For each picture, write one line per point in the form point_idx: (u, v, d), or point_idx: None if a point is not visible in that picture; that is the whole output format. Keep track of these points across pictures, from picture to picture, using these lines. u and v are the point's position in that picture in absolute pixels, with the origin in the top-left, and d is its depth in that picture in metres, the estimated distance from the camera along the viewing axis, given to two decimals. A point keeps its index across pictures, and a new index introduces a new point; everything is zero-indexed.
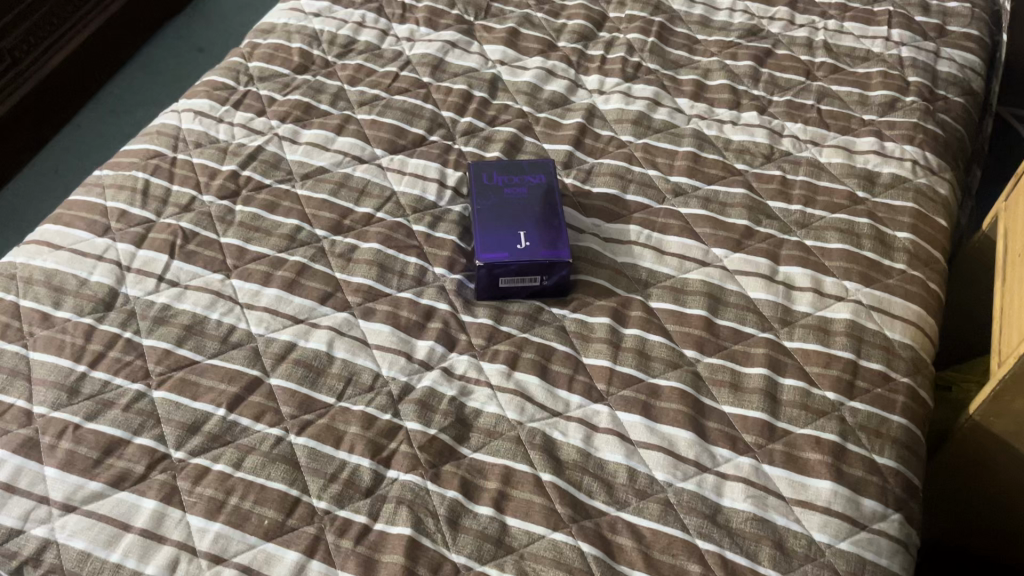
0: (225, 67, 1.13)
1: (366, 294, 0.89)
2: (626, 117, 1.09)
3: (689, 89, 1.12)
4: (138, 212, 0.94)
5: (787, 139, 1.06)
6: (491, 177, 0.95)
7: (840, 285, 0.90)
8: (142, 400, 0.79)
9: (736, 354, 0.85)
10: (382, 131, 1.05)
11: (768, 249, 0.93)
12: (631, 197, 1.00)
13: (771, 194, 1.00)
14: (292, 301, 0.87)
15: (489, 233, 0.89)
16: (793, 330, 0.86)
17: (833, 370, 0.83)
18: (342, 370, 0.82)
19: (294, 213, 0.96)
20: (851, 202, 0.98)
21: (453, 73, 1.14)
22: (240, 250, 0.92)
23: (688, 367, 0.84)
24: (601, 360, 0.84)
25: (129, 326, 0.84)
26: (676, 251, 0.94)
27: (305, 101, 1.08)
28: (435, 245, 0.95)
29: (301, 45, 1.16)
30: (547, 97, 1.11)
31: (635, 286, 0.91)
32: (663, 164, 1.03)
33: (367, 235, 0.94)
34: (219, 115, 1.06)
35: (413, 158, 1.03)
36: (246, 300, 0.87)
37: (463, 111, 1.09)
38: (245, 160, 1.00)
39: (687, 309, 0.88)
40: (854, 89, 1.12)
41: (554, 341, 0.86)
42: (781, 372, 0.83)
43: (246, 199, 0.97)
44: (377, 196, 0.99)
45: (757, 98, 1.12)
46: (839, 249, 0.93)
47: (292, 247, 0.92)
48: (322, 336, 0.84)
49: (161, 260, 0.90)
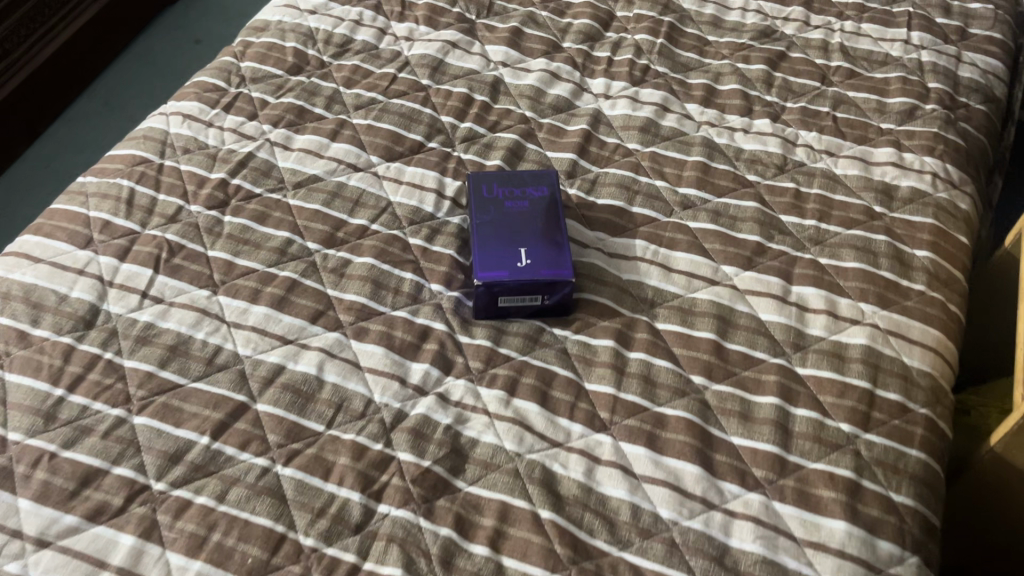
0: (215, 67, 1.08)
1: (359, 313, 0.85)
2: (633, 124, 1.04)
3: (699, 94, 1.08)
4: (121, 223, 0.90)
5: (801, 148, 1.01)
6: (491, 189, 0.91)
7: (856, 307, 0.86)
8: (122, 427, 0.75)
9: (747, 381, 0.81)
10: (378, 136, 1.01)
11: (780, 268, 0.89)
12: (637, 209, 0.96)
13: (784, 208, 0.95)
14: (281, 320, 0.83)
15: (488, 249, 0.85)
16: (806, 356, 0.82)
17: (848, 400, 0.79)
18: (332, 395, 0.78)
19: (285, 225, 0.92)
20: (867, 216, 0.94)
21: (454, 75, 1.09)
22: (228, 264, 0.88)
23: (695, 395, 0.80)
24: (604, 387, 0.80)
25: (110, 346, 0.80)
26: (683, 269, 0.90)
27: (298, 104, 1.04)
28: (432, 259, 0.90)
29: (295, 44, 1.11)
30: (550, 101, 1.07)
31: (640, 306, 0.87)
32: (672, 174, 0.99)
33: (361, 248, 0.90)
34: (209, 118, 1.01)
35: (411, 166, 0.99)
36: (233, 319, 0.83)
37: (463, 116, 1.05)
38: (235, 168, 0.96)
39: (695, 331, 0.84)
40: (871, 96, 1.07)
41: (555, 365, 0.82)
42: (792, 401, 0.79)
43: (235, 209, 0.93)
44: (372, 207, 0.94)
45: (770, 104, 1.07)
46: (854, 268, 0.89)
47: (282, 262, 0.88)
48: (312, 358, 0.81)
49: (145, 275, 0.86)
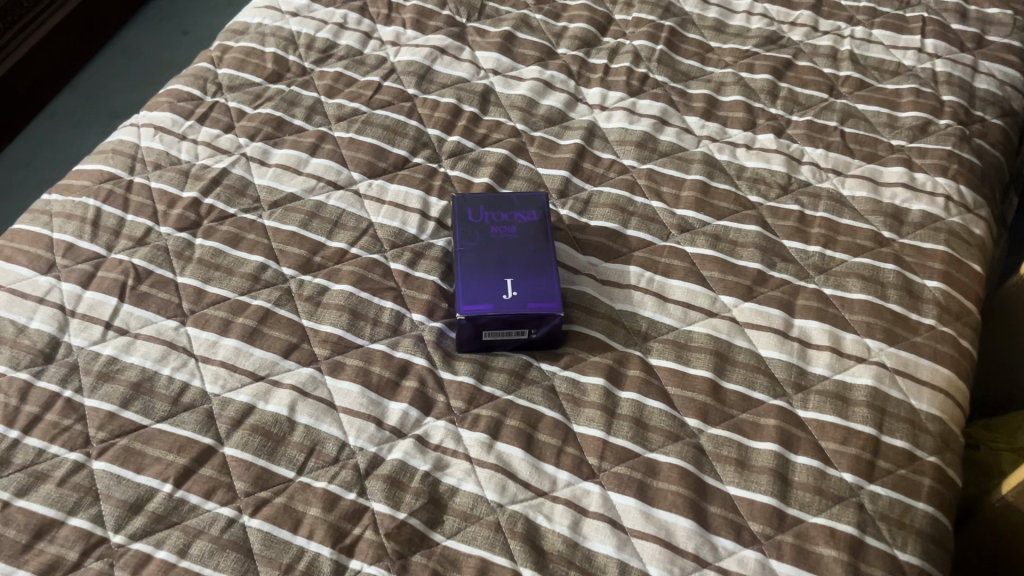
0: (191, 74, 1.03)
1: (335, 346, 0.80)
2: (629, 139, 0.99)
3: (700, 106, 1.02)
4: (86, 246, 0.85)
5: (807, 167, 0.96)
6: (477, 212, 0.86)
7: (861, 343, 0.81)
8: (80, 473, 0.71)
9: (744, 425, 0.76)
10: (360, 151, 0.96)
11: (782, 299, 0.84)
12: (632, 232, 0.91)
13: (787, 232, 0.90)
14: (252, 354, 0.79)
15: (471, 280, 0.80)
16: (808, 398, 0.77)
17: (852, 447, 0.74)
18: (304, 438, 0.74)
19: (259, 249, 0.87)
20: (876, 243, 0.89)
21: (442, 84, 1.04)
22: (197, 292, 0.83)
23: (689, 440, 0.75)
24: (593, 430, 0.76)
25: (70, 383, 0.76)
26: (680, 299, 0.85)
27: (277, 115, 0.99)
28: (414, 287, 0.86)
29: (276, 50, 1.06)
30: (543, 113, 1.02)
31: (634, 339, 0.82)
32: (669, 194, 0.94)
33: (339, 274, 0.86)
34: (182, 131, 0.96)
35: (394, 184, 0.93)
36: (202, 353, 0.79)
37: (450, 129, 0.99)
38: (208, 185, 0.91)
39: (691, 369, 0.79)
40: (882, 109, 1.01)
41: (541, 405, 0.77)
42: (792, 448, 0.74)
43: (208, 231, 0.88)
44: (352, 228, 0.89)
45: (775, 117, 1.01)
46: (861, 300, 0.84)
47: (255, 289, 0.84)
48: (283, 397, 0.76)
49: (109, 304, 0.81)
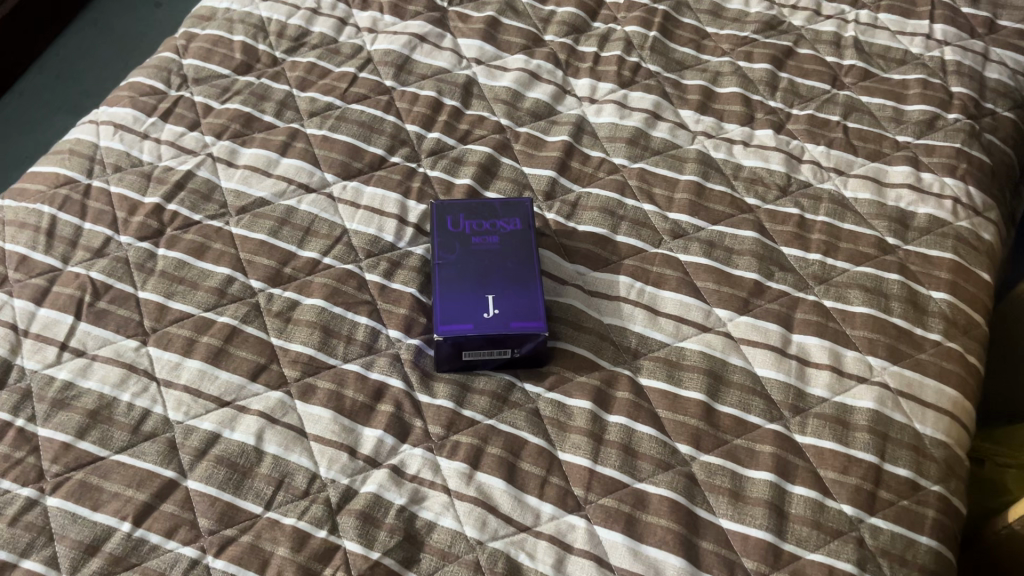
0: (154, 65, 0.97)
1: (306, 367, 0.76)
2: (620, 135, 0.93)
3: (694, 98, 0.97)
4: (40, 258, 0.80)
5: (807, 166, 0.91)
6: (456, 221, 0.81)
7: (863, 361, 0.76)
8: (33, 510, 0.67)
9: (739, 452, 0.72)
10: (334, 150, 0.90)
11: (780, 312, 0.80)
12: (622, 239, 0.86)
13: (786, 238, 0.85)
14: (217, 378, 0.74)
15: (450, 296, 0.75)
16: (806, 421, 0.73)
17: (852, 477, 0.70)
18: (273, 470, 0.70)
19: (225, 259, 0.82)
20: (879, 250, 0.84)
21: (421, 75, 0.98)
22: (160, 308, 0.78)
23: (680, 469, 0.71)
24: (578, 458, 0.71)
25: (22, 411, 0.71)
26: (672, 313, 0.80)
27: (245, 110, 0.93)
28: (390, 300, 0.81)
29: (244, 38, 0.99)
30: (529, 106, 0.96)
31: (622, 356, 0.78)
32: (661, 196, 0.89)
33: (311, 287, 0.81)
34: (144, 129, 0.90)
35: (370, 186, 0.88)
36: (164, 376, 0.74)
37: (430, 125, 0.94)
38: (172, 190, 0.86)
39: (683, 390, 0.75)
40: (887, 102, 0.96)
41: (525, 431, 0.73)
42: (790, 478, 0.70)
43: (171, 240, 0.82)
44: (324, 236, 0.84)
45: (774, 111, 0.96)
46: (863, 314, 0.79)
47: (221, 305, 0.79)
48: (250, 425, 0.72)
49: (65, 323, 0.76)
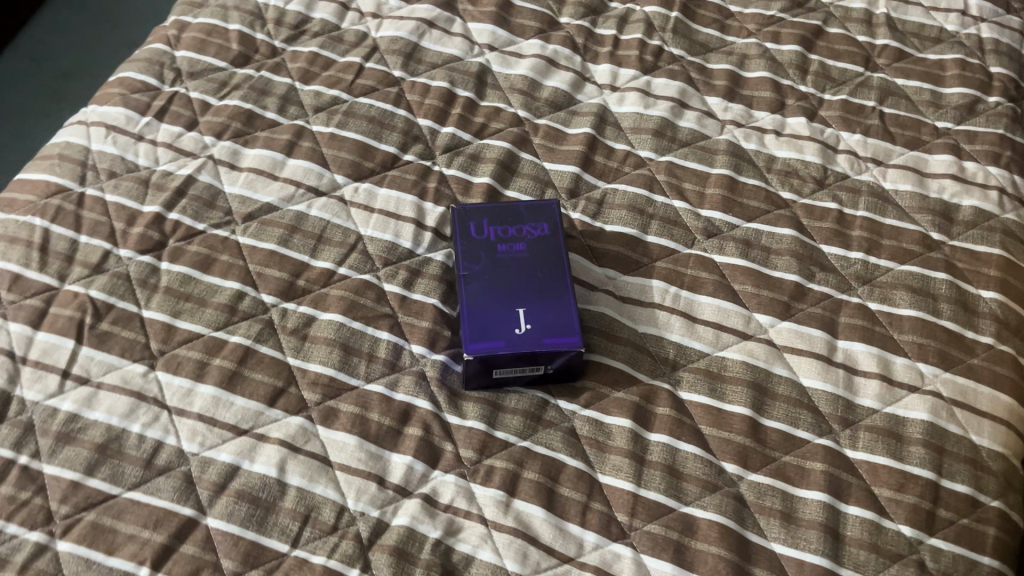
0: (144, 58, 0.90)
1: (326, 389, 0.71)
2: (645, 126, 0.88)
3: (721, 84, 0.91)
4: (35, 277, 0.74)
5: (843, 156, 0.86)
6: (480, 226, 0.75)
7: (913, 369, 0.73)
8: (43, 557, 0.62)
9: (789, 470, 0.68)
10: (343, 149, 0.85)
11: (824, 317, 0.76)
12: (653, 239, 0.81)
13: (825, 236, 0.81)
14: (233, 404, 0.69)
15: (478, 311, 0.70)
16: (857, 436, 0.70)
17: (909, 496, 0.67)
18: (297, 504, 0.65)
19: (234, 272, 0.76)
20: (924, 247, 0.80)
21: (431, 64, 0.92)
22: (167, 328, 0.73)
23: (729, 490, 0.67)
24: (621, 482, 0.68)
25: (25, 447, 0.66)
26: (711, 320, 0.76)
27: (246, 107, 0.87)
28: (412, 312, 0.76)
29: (240, 27, 0.93)
30: (547, 96, 0.90)
31: (660, 368, 0.74)
32: (692, 191, 0.84)
33: (326, 301, 0.76)
34: (138, 130, 0.84)
35: (384, 188, 0.83)
36: (176, 403, 0.69)
37: (443, 119, 0.88)
38: (172, 198, 0.80)
39: (726, 405, 0.71)
40: (924, 84, 0.91)
41: (562, 453, 0.69)
42: (843, 497, 0.67)
43: (174, 252, 0.77)
44: (338, 243, 0.79)
45: (806, 96, 0.91)
46: (911, 317, 0.75)
47: (232, 323, 0.74)
48: (271, 455, 0.67)
49: (66, 347, 0.71)
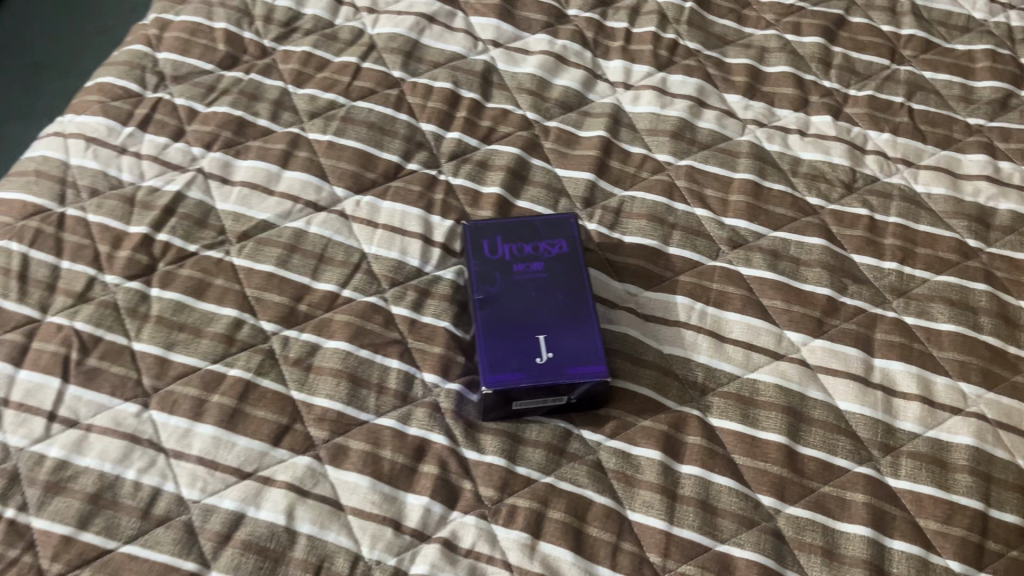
0: (123, 61, 0.84)
1: (335, 425, 0.66)
2: (663, 127, 0.83)
3: (741, 80, 0.87)
4: (14, 309, 0.69)
5: (871, 157, 0.82)
6: (494, 245, 0.70)
7: (956, 389, 0.69)
8: None
9: (829, 502, 0.64)
10: (341, 159, 0.79)
11: (859, 334, 0.72)
12: (675, 251, 0.76)
13: (856, 244, 0.77)
14: (235, 445, 0.65)
15: (495, 338, 0.66)
16: (899, 463, 0.66)
17: (957, 528, 0.63)
18: (308, 554, 0.61)
19: (230, 298, 0.71)
20: (961, 255, 0.76)
21: (433, 63, 0.87)
22: (160, 362, 0.68)
23: (766, 526, 0.63)
24: (652, 520, 0.64)
25: (11, 499, 0.61)
26: (740, 338, 0.72)
27: (236, 114, 0.81)
28: (422, 337, 0.71)
29: (227, 25, 0.87)
30: (557, 96, 0.85)
31: (688, 393, 0.69)
32: (714, 198, 0.79)
33: (331, 327, 0.71)
34: (120, 141, 0.78)
35: (387, 201, 0.78)
36: (173, 446, 0.64)
37: (448, 123, 0.83)
38: (160, 217, 0.74)
39: (760, 432, 0.67)
40: (954, 78, 0.87)
41: (588, 489, 0.65)
42: (887, 531, 0.63)
43: (165, 278, 0.72)
44: (340, 263, 0.74)
45: (830, 92, 0.86)
46: (951, 332, 0.72)
47: (230, 354, 0.69)
48: (278, 500, 0.63)
49: (51, 387, 0.65)
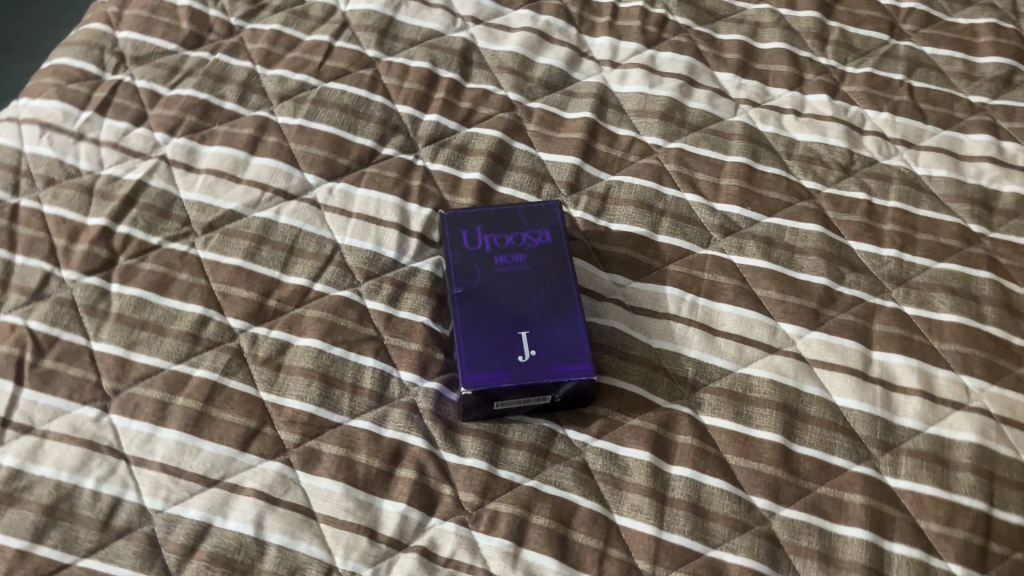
0: (81, 41, 0.79)
1: (306, 428, 0.63)
2: (651, 108, 0.80)
3: (733, 58, 0.83)
4: None
5: (869, 138, 0.78)
6: (473, 235, 0.67)
7: (957, 383, 0.66)
8: None
9: (827, 504, 0.61)
10: (313, 144, 0.75)
11: (857, 326, 0.68)
12: (664, 239, 0.73)
13: (854, 231, 0.73)
14: (200, 451, 0.61)
15: (475, 336, 0.62)
16: (899, 461, 0.63)
17: (959, 530, 0.60)
18: (278, 566, 0.58)
19: (195, 293, 0.67)
20: (963, 241, 0.73)
21: (410, 41, 0.83)
22: (120, 363, 0.64)
23: (760, 529, 0.60)
24: (641, 525, 0.60)
25: None
26: (732, 332, 0.68)
27: (201, 97, 0.77)
28: (399, 333, 0.68)
29: (191, 3, 0.82)
30: (540, 75, 0.81)
31: (679, 390, 0.66)
32: (706, 182, 0.76)
33: (302, 323, 0.67)
34: (77, 127, 0.74)
35: (361, 188, 0.74)
36: (135, 452, 0.61)
37: (426, 105, 0.79)
38: (120, 207, 0.70)
39: (753, 431, 0.64)
40: (955, 53, 0.84)
41: (573, 492, 0.62)
42: (887, 534, 0.60)
43: (126, 272, 0.68)
44: (312, 255, 0.70)
45: (826, 70, 0.83)
46: (952, 323, 0.68)
47: (195, 353, 0.65)
48: (246, 509, 0.59)
49: (4, 391, 0.62)
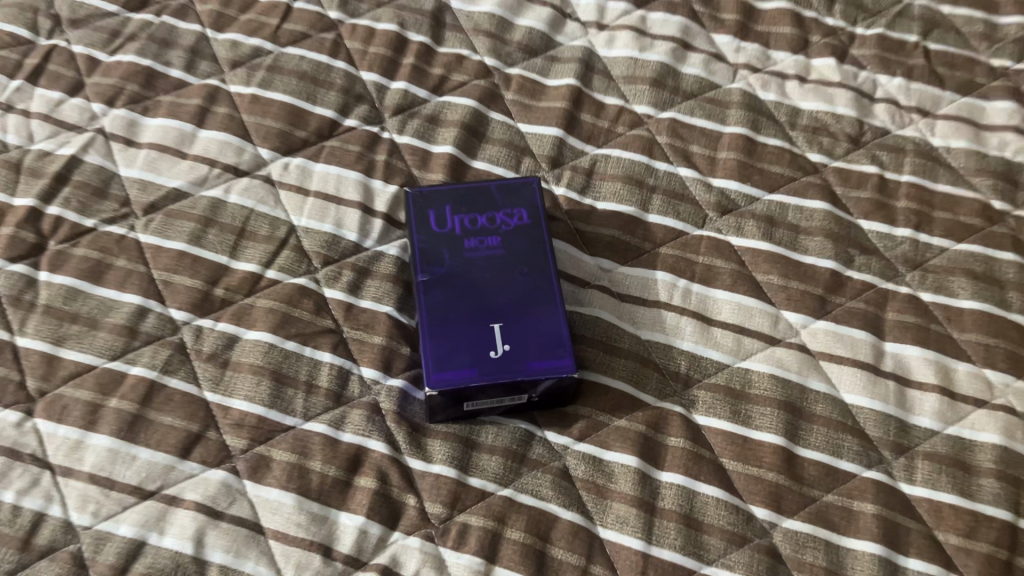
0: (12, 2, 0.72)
1: (254, 432, 0.56)
2: (641, 74, 0.72)
3: (731, 18, 0.76)
4: None
5: (881, 106, 0.71)
6: (442, 216, 0.60)
7: (979, 378, 0.60)
8: None
9: (835, 514, 0.55)
10: (267, 115, 0.68)
11: (868, 314, 0.62)
12: (655, 218, 0.66)
13: (865, 208, 0.66)
14: (134, 459, 0.55)
15: (442, 329, 0.56)
16: (914, 466, 0.57)
17: (982, 543, 0.54)
18: None
19: (133, 282, 0.61)
20: (986, 220, 0.66)
21: (377, 2, 0.75)
22: (47, 360, 0.57)
23: (760, 544, 0.54)
24: (627, 539, 0.54)
25: None
26: (730, 321, 0.62)
27: (144, 64, 0.70)
28: (360, 325, 0.61)
29: None
30: (519, 39, 0.74)
31: (670, 386, 0.60)
32: (701, 156, 0.69)
33: (252, 314, 0.60)
34: (6, 97, 0.67)
35: (320, 164, 0.67)
36: (62, 461, 0.54)
37: (393, 72, 0.72)
38: (51, 186, 0.63)
39: (753, 432, 0.58)
40: (975, 12, 0.76)
41: (552, 502, 0.55)
42: (902, 548, 0.54)
43: (56, 259, 0.61)
44: (264, 239, 0.63)
45: (833, 31, 0.75)
46: (973, 310, 0.62)
47: (132, 349, 0.58)
48: (185, 524, 0.53)
49: None
